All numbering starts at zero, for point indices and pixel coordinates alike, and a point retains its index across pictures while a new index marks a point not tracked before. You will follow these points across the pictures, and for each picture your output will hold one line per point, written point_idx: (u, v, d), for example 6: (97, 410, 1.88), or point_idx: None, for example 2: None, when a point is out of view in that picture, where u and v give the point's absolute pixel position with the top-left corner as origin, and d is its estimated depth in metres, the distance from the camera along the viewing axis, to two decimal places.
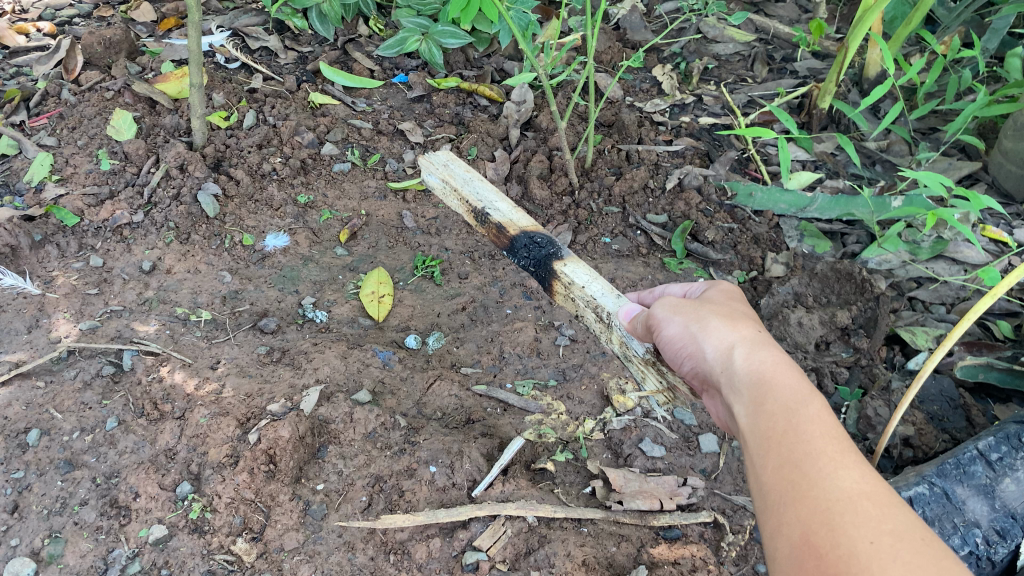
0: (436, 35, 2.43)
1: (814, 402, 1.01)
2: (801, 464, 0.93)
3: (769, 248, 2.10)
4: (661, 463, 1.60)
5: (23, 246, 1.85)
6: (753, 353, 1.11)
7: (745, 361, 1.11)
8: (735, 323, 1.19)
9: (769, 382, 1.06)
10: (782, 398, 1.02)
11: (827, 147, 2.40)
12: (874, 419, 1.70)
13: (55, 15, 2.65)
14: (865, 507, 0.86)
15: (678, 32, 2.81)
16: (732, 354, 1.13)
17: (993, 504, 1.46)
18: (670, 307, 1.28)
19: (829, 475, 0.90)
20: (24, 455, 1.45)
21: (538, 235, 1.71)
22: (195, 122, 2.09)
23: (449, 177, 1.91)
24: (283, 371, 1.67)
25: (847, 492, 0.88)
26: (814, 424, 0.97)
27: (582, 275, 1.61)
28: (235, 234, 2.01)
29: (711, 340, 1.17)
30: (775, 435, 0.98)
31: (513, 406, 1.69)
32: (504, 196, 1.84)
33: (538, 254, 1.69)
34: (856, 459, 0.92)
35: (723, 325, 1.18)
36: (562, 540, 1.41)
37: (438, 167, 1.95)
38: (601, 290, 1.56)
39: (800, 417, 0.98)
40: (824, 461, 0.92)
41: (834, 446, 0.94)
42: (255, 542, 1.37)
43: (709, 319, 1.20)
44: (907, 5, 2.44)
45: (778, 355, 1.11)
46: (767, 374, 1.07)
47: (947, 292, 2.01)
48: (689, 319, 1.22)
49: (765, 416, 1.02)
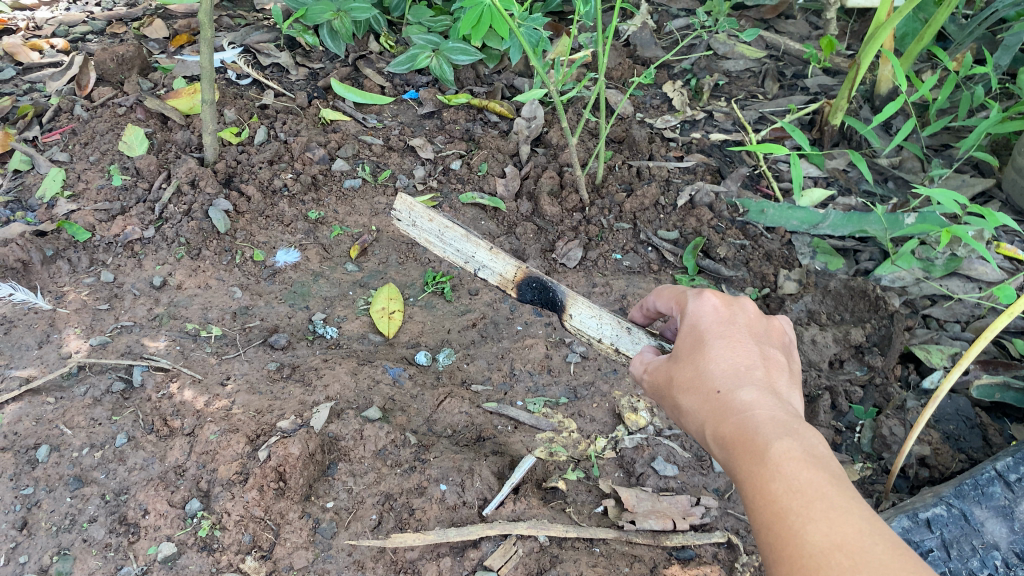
0: (447, 51, 2.45)
1: (776, 453, 0.98)
2: (770, 526, 0.93)
3: (781, 265, 2.10)
4: (674, 483, 1.58)
5: (34, 261, 1.86)
6: (719, 422, 1.09)
7: (715, 437, 1.09)
8: (700, 385, 1.14)
9: (735, 444, 1.04)
10: (747, 460, 1.01)
11: (839, 163, 2.39)
12: (890, 438, 1.71)
13: (69, 32, 2.68)
14: (836, 560, 0.85)
15: (688, 48, 2.82)
16: (706, 432, 1.11)
17: (1013, 526, 1.43)
18: (650, 383, 1.27)
19: (797, 533, 0.90)
20: (34, 471, 1.45)
21: (531, 277, 1.68)
22: (207, 138, 2.10)
23: (426, 239, 1.85)
24: (293, 388, 1.66)
25: (818, 548, 0.87)
26: (777, 479, 0.96)
27: (588, 317, 1.64)
28: (246, 250, 2.01)
29: (688, 418, 1.16)
30: (745, 501, 0.98)
31: (524, 424, 1.68)
32: (480, 241, 1.73)
33: (544, 297, 1.68)
34: (823, 506, 0.91)
35: (692, 400, 1.15)
36: (574, 560, 1.39)
37: (411, 229, 1.86)
38: (612, 328, 1.62)
39: (762, 478, 0.97)
40: (792, 519, 0.91)
41: (799, 498, 0.93)
42: (264, 560, 1.35)
43: (679, 395, 1.17)
44: (917, 21, 2.46)
45: (742, 417, 1.06)
46: (734, 439, 1.05)
47: (961, 310, 1.99)
48: (665, 401, 1.21)
49: (737, 481, 1.01)
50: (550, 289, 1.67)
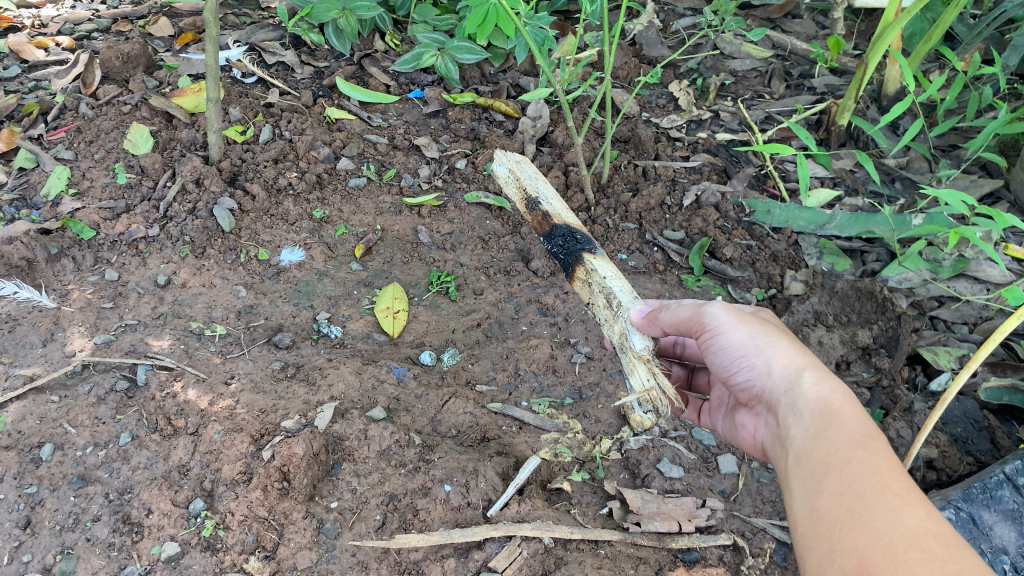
0: (452, 50, 2.45)
1: (878, 438, 1.05)
2: (862, 494, 0.98)
3: (788, 265, 2.08)
4: (679, 484, 1.57)
5: (38, 259, 1.87)
6: (820, 379, 1.19)
7: (814, 385, 1.18)
8: (801, 346, 1.27)
9: (834, 411, 1.12)
10: (844, 430, 1.08)
11: (847, 164, 2.37)
12: (897, 440, 1.68)
13: (74, 30, 2.68)
14: (930, 544, 0.89)
15: (695, 47, 2.81)
16: (800, 376, 1.20)
17: (1022, 530, 1.43)
18: (733, 312, 1.32)
19: (896, 510, 0.94)
20: (36, 470, 1.44)
21: (580, 232, 1.75)
22: (211, 136, 2.09)
23: (516, 172, 1.93)
24: (297, 387, 1.65)
25: (913, 529, 0.91)
26: (879, 457, 1.02)
27: (608, 270, 1.64)
28: (251, 249, 2.01)
29: (780, 357, 1.25)
30: (838, 463, 1.04)
31: (528, 424, 1.67)
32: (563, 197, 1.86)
33: (572, 247, 1.72)
34: (921, 498, 0.96)
35: (790, 347, 1.26)
36: (578, 562, 1.38)
37: (508, 160, 1.96)
38: (620, 285, 1.58)
39: (865, 451, 1.03)
40: (889, 496, 0.96)
41: (900, 483, 0.98)
42: (267, 560, 1.35)
43: (777, 337, 1.28)
44: (924, 21, 2.46)
45: (844, 386, 1.17)
46: (833, 402, 1.14)
47: (969, 312, 1.98)
48: (757, 331, 1.29)
49: (828, 444, 1.07)
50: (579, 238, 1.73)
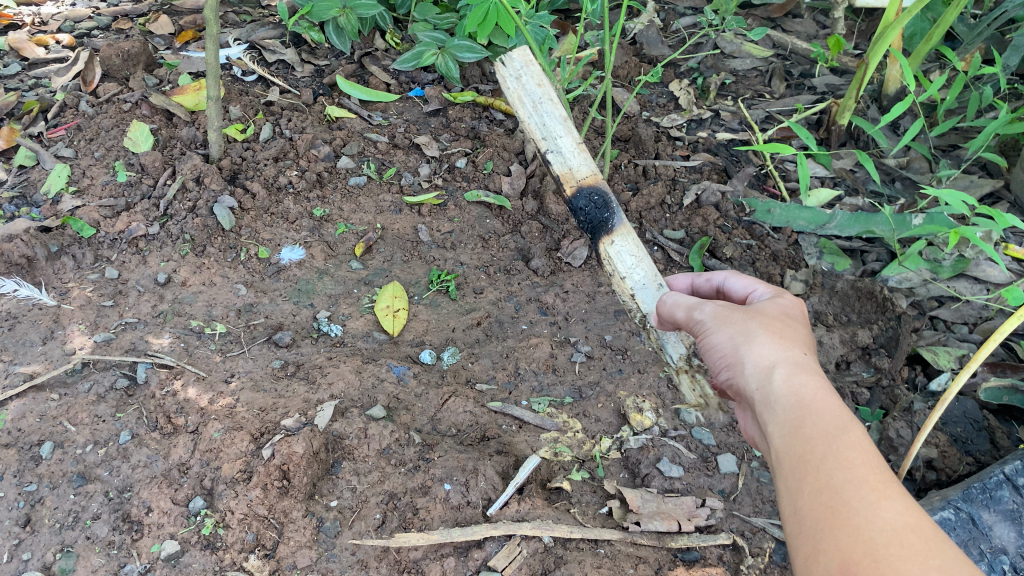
0: (452, 49, 2.44)
1: (854, 432, 1.05)
2: (839, 491, 0.98)
3: (788, 265, 2.08)
4: (679, 484, 1.56)
5: (38, 257, 1.86)
6: (793, 375, 1.16)
7: (784, 383, 1.16)
8: (781, 341, 1.23)
9: (810, 408, 1.10)
10: (820, 425, 1.07)
11: (847, 163, 2.37)
12: (896, 440, 1.67)
13: (74, 27, 2.68)
14: (910, 539, 0.90)
15: (695, 47, 2.81)
16: (771, 374, 1.18)
17: (1021, 530, 1.43)
18: (718, 314, 1.32)
19: (873, 506, 0.94)
20: (36, 468, 1.44)
21: (596, 191, 1.74)
22: (212, 134, 2.09)
23: (519, 96, 1.87)
24: (297, 386, 1.65)
25: (892, 525, 0.92)
26: (855, 452, 1.02)
27: (626, 257, 1.70)
28: (251, 247, 2.01)
29: (752, 356, 1.22)
30: (814, 461, 1.03)
31: (528, 423, 1.67)
32: (573, 130, 1.82)
33: (594, 217, 1.74)
34: (898, 490, 0.97)
35: (766, 343, 1.23)
36: (578, 561, 1.38)
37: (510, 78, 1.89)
38: (641, 279, 1.68)
39: (840, 446, 1.03)
40: (867, 491, 0.96)
41: (875, 476, 0.98)
42: (267, 559, 1.35)
43: (756, 335, 1.25)
44: (925, 21, 2.46)
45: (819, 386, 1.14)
46: (806, 399, 1.12)
47: (969, 312, 1.98)
48: (735, 331, 1.27)
49: (803, 441, 1.07)
50: (607, 210, 1.73)
